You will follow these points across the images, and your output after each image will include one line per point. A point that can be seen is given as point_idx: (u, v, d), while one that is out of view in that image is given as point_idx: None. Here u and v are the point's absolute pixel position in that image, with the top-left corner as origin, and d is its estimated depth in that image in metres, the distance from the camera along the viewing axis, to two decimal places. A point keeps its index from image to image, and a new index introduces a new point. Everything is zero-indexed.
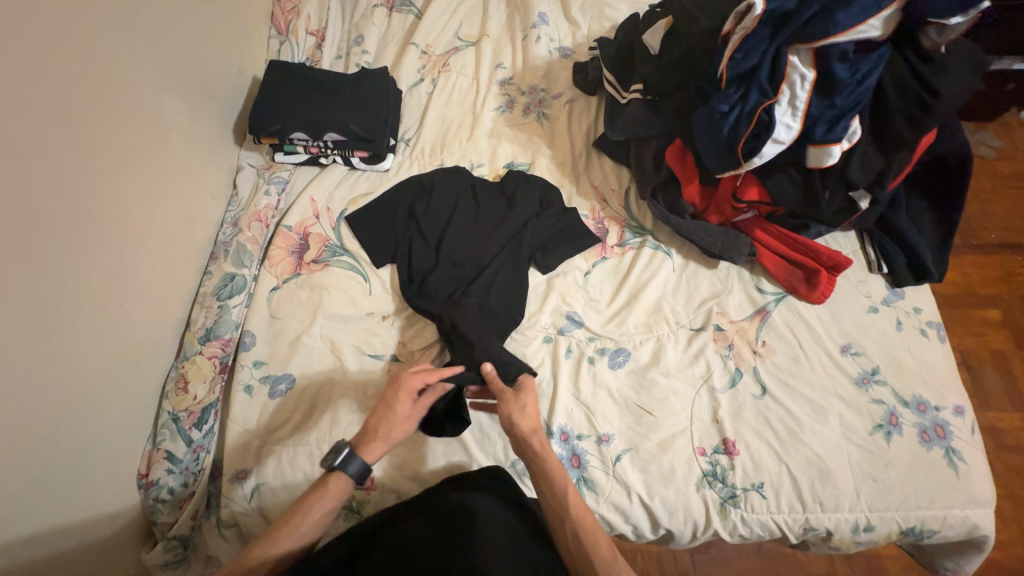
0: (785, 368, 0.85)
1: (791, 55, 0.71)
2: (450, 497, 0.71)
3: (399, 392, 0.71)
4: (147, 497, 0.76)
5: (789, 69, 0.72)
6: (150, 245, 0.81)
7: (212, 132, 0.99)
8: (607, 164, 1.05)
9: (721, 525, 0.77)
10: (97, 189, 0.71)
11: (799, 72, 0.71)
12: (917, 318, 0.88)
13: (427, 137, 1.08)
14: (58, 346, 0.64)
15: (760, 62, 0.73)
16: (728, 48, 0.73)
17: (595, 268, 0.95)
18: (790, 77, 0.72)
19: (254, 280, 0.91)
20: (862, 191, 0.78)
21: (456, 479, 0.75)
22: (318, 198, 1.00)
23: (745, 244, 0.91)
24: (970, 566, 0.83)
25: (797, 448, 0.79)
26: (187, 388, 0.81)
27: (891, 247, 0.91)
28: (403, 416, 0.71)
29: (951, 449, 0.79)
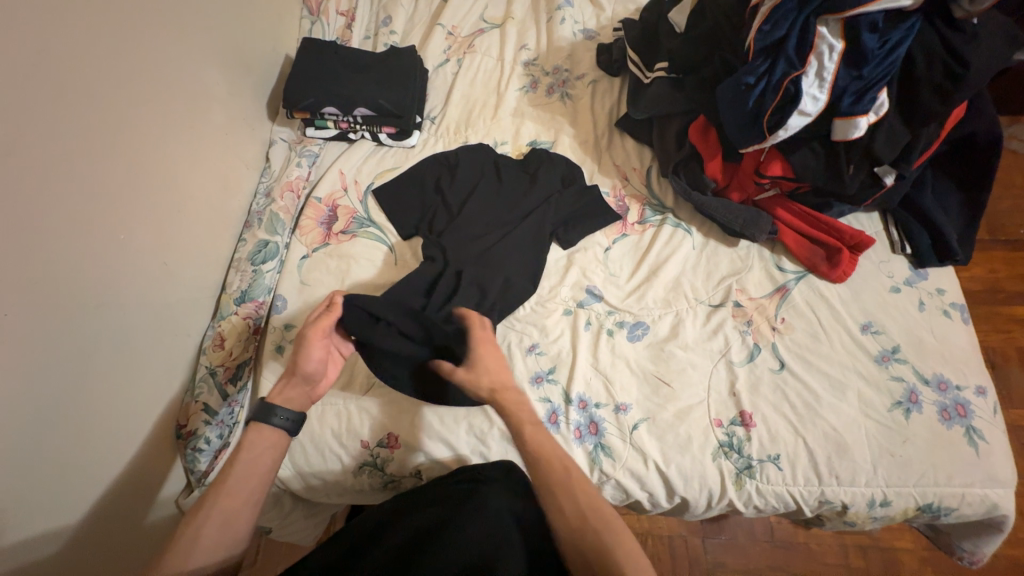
0: (804, 344, 0.85)
1: (820, 26, 0.73)
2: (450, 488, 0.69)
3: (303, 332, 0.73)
4: (186, 447, 0.80)
5: (818, 40, 0.73)
6: (190, 208, 0.85)
7: (248, 105, 1.03)
8: (629, 144, 1.06)
9: (736, 495, 0.78)
10: (142, 150, 0.75)
11: (828, 42, 0.73)
12: (941, 300, 0.88)
13: (452, 116, 1.11)
14: (107, 293, 0.68)
15: (789, 33, 0.75)
16: (757, 20, 0.76)
17: (615, 245, 0.97)
18: (819, 48, 0.73)
19: (285, 248, 0.95)
20: (887, 166, 0.80)
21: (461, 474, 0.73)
22: (347, 171, 1.04)
23: (767, 222, 0.91)
24: (988, 548, 0.83)
25: (815, 422, 0.80)
26: (224, 344, 0.84)
27: (915, 227, 0.91)
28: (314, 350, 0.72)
29: (971, 427, 0.79)
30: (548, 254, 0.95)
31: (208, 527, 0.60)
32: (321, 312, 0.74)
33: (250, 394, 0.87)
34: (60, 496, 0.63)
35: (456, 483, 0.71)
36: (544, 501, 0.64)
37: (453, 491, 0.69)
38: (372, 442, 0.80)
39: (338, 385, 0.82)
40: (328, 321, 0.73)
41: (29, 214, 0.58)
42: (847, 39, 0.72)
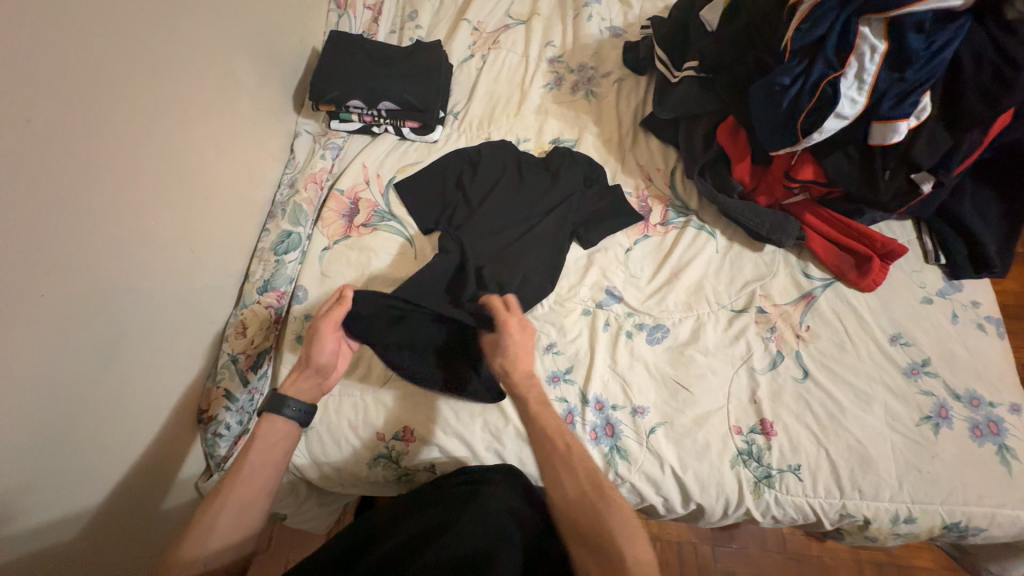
0: (830, 354, 0.83)
1: (862, 26, 0.71)
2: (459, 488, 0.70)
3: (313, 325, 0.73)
4: (206, 432, 0.81)
5: (858, 41, 0.71)
6: (216, 198, 0.87)
7: (275, 97, 1.04)
8: (654, 144, 1.04)
9: (754, 504, 0.77)
10: (172, 138, 0.76)
11: (869, 42, 0.71)
12: (975, 313, 0.85)
13: (476, 111, 1.10)
14: (136, 278, 0.70)
15: (828, 33, 0.72)
16: (795, 18, 0.74)
17: (636, 246, 0.95)
18: (860, 48, 0.71)
19: (307, 239, 0.96)
20: (925, 173, 0.78)
21: (468, 475, 0.73)
22: (369, 164, 1.04)
23: (794, 227, 0.89)
24: (1017, 571, 0.80)
25: (838, 433, 0.78)
26: (245, 332, 0.85)
27: (949, 237, 0.89)
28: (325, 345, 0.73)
29: (1004, 446, 0.76)
30: (568, 254, 0.94)
31: (224, 514, 0.63)
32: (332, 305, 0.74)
33: (269, 382, 0.88)
34: (86, 473, 0.65)
35: (458, 484, 0.71)
36: (562, 474, 0.66)
37: (457, 491, 0.69)
38: (387, 435, 0.80)
39: (355, 377, 0.83)
40: (338, 314, 0.73)
41: (66, 198, 0.59)
42: (891, 39, 0.70)
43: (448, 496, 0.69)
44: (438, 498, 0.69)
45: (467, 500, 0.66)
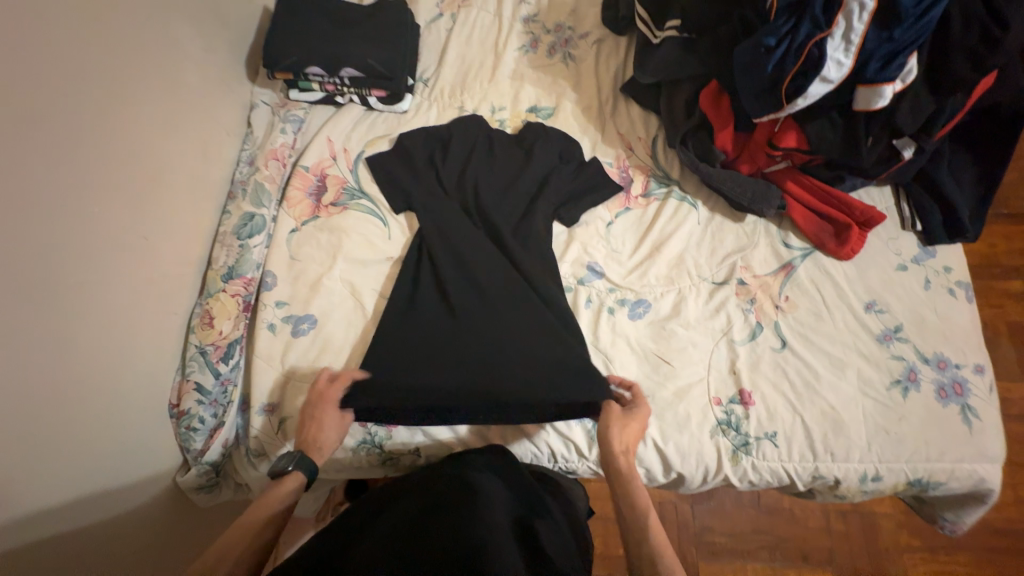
0: (807, 323, 0.84)
1: None
2: (448, 477, 0.69)
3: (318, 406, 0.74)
4: (179, 427, 0.77)
5: None
6: (168, 179, 0.80)
7: (225, 64, 0.95)
8: (634, 111, 1.00)
9: (731, 471, 0.79)
10: (109, 113, 0.69)
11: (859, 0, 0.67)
12: (947, 278, 0.86)
13: (447, 78, 1.03)
14: (87, 270, 0.65)
15: None
16: None
17: (618, 219, 0.93)
18: (848, 6, 0.68)
19: (273, 221, 0.90)
20: (907, 138, 0.78)
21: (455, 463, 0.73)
22: (335, 138, 0.97)
23: (775, 196, 0.88)
24: (970, 518, 0.86)
25: (813, 400, 0.80)
26: (213, 323, 0.81)
27: (926, 203, 0.89)
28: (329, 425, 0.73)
29: (967, 406, 0.79)
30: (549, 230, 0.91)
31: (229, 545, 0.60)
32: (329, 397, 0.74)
33: (244, 372, 0.82)
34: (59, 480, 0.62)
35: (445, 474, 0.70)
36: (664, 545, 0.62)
37: (451, 481, 0.68)
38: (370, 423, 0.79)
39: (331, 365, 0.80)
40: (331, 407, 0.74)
41: None
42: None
43: (438, 487, 0.67)
44: (426, 487, 0.68)
45: (468, 490, 0.65)
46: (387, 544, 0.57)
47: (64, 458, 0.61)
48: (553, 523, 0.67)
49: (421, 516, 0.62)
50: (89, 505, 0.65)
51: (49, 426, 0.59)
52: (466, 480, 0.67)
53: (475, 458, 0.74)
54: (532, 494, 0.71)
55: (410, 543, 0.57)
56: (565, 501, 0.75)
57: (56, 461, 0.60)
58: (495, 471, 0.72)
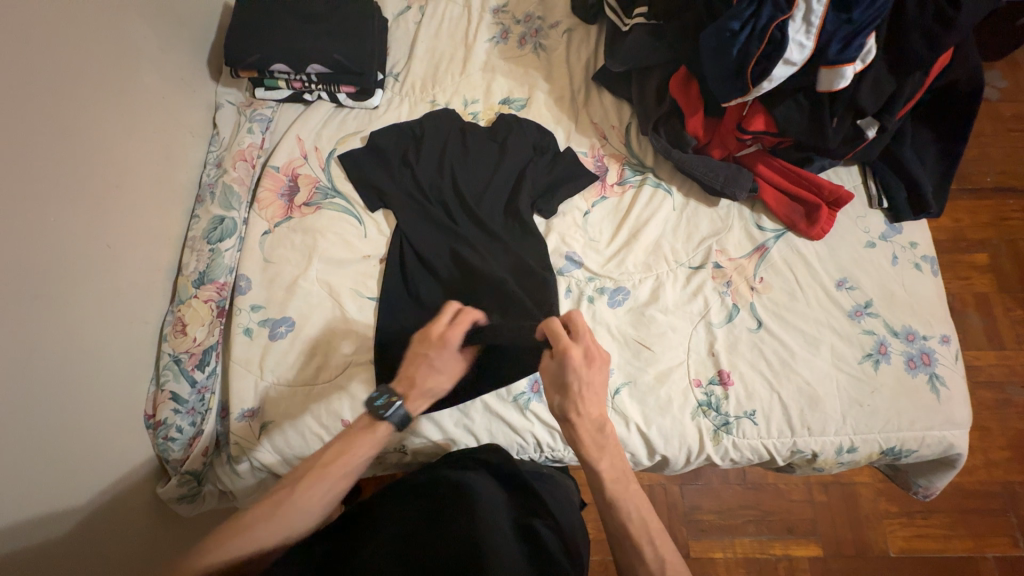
0: (781, 303, 0.86)
1: None
2: (450, 473, 0.69)
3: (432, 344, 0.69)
4: (156, 437, 0.76)
5: None
6: (132, 184, 0.77)
7: (186, 64, 0.92)
8: (607, 99, 1.00)
9: (714, 450, 0.81)
10: (60, 117, 0.66)
11: None
12: (913, 253, 0.89)
13: (418, 72, 1.02)
14: (47, 282, 0.62)
15: None
16: None
17: (595, 208, 0.93)
18: None
19: (244, 223, 0.88)
20: (870, 118, 0.79)
21: (455, 460, 0.73)
22: (305, 137, 0.95)
23: (747, 179, 0.89)
24: (941, 482, 0.89)
25: (789, 377, 0.82)
26: (186, 330, 0.79)
27: (892, 180, 0.91)
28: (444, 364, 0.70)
29: (934, 375, 0.82)
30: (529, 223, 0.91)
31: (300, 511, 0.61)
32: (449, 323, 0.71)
33: (222, 379, 0.80)
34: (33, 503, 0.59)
35: (445, 470, 0.70)
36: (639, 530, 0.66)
37: (446, 477, 0.68)
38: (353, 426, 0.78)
39: (311, 368, 0.79)
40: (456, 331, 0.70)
41: None
42: None
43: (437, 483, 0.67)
44: (418, 486, 0.67)
45: (463, 488, 0.65)
46: (391, 550, 0.57)
47: (35, 475, 0.59)
48: (548, 515, 0.68)
49: (416, 519, 0.61)
50: (66, 521, 0.63)
51: (16, 444, 0.57)
52: (460, 478, 0.67)
53: (465, 454, 0.75)
54: (522, 488, 0.72)
55: (410, 552, 0.57)
56: (556, 488, 0.77)
57: (26, 480, 0.58)
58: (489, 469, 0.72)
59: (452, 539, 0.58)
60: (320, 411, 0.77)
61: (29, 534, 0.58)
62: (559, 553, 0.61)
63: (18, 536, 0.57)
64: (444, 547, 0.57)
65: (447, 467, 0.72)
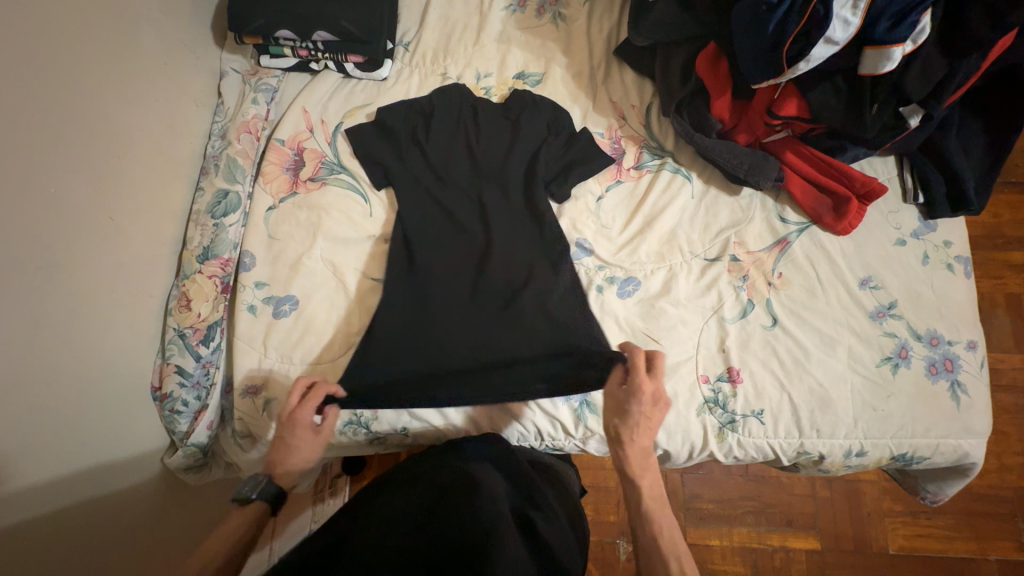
0: (799, 300, 0.83)
1: None
2: (450, 462, 0.70)
3: (296, 429, 0.69)
4: (163, 409, 0.76)
5: None
6: (133, 154, 0.75)
7: (188, 28, 0.88)
8: (628, 76, 0.94)
9: (717, 447, 0.79)
10: (58, 83, 0.64)
11: None
12: (946, 253, 0.84)
13: (429, 41, 0.97)
14: (48, 254, 0.61)
15: None
16: None
17: (609, 193, 0.89)
18: None
19: (248, 198, 0.86)
20: (915, 105, 0.72)
21: (444, 449, 0.75)
22: (311, 109, 0.92)
23: (772, 168, 0.84)
24: (951, 490, 0.86)
25: (802, 377, 0.80)
26: (190, 306, 0.78)
27: (931, 173, 0.84)
28: (311, 443, 0.70)
29: (956, 381, 0.79)
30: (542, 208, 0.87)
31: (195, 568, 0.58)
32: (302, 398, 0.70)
33: (226, 355, 0.80)
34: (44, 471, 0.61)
35: (444, 460, 0.71)
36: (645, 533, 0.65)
37: (449, 468, 0.68)
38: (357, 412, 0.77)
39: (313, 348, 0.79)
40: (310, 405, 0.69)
41: None
42: None
43: (438, 473, 0.68)
44: (422, 475, 0.68)
45: (467, 479, 0.65)
46: (403, 534, 0.57)
47: (44, 442, 0.60)
48: (549, 508, 0.68)
49: (419, 507, 0.62)
50: (77, 484, 0.65)
51: (24, 412, 0.58)
52: (463, 469, 0.67)
53: (471, 443, 0.75)
54: (524, 480, 0.71)
55: (410, 537, 0.57)
56: (558, 480, 0.77)
57: (33, 448, 0.59)
58: (492, 459, 0.72)
59: (460, 525, 0.57)
60: None
61: (43, 493, 0.60)
62: (558, 551, 0.60)
63: (33, 494, 0.59)
64: (451, 533, 0.56)
65: (446, 454, 0.73)
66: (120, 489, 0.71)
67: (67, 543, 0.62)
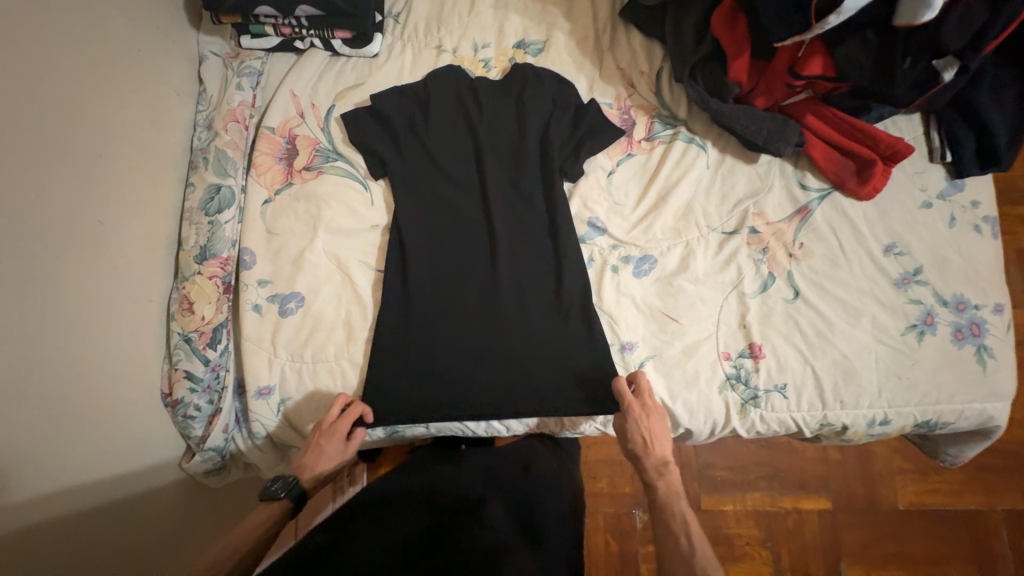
0: (821, 270, 0.80)
1: None
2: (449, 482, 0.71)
3: (330, 438, 0.71)
4: (176, 415, 0.74)
5: None
6: (113, 151, 0.70)
7: (158, 11, 0.82)
8: (636, 39, 0.88)
9: (740, 423, 0.78)
10: (23, 79, 0.59)
11: None
12: (973, 213, 0.80)
13: (420, 11, 0.90)
14: (34, 266, 0.58)
15: None
16: None
17: (620, 167, 0.85)
18: None
19: (242, 192, 0.81)
20: (950, 59, 0.67)
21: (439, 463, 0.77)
22: (300, 92, 0.86)
23: (794, 132, 0.79)
24: (971, 452, 0.86)
25: (825, 350, 0.78)
26: (193, 309, 0.75)
27: (960, 129, 0.80)
28: (332, 458, 0.71)
29: (982, 346, 0.77)
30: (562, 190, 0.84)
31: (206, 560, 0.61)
32: (338, 415, 0.72)
33: (235, 356, 0.78)
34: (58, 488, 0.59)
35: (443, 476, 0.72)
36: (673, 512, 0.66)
37: (450, 495, 0.68)
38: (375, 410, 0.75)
39: (326, 343, 0.78)
40: (345, 422, 0.71)
41: None
42: None
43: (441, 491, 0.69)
44: (423, 493, 0.68)
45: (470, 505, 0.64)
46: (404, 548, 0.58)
47: (54, 461, 0.59)
48: (550, 517, 0.66)
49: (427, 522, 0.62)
50: (92, 489, 0.64)
51: (30, 432, 0.56)
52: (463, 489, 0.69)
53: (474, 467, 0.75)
54: (528, 496, 0.70)
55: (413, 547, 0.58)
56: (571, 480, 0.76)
57: (42, 466, 0.57)
58: (493, 474, 0.74)
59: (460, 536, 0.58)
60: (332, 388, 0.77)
61: (56, 500, 0.59)
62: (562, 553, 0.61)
63: (45, 501, 0.58)
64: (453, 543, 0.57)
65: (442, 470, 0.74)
66: (140, 494, 0.70)
67: (84, 547, 0.61)
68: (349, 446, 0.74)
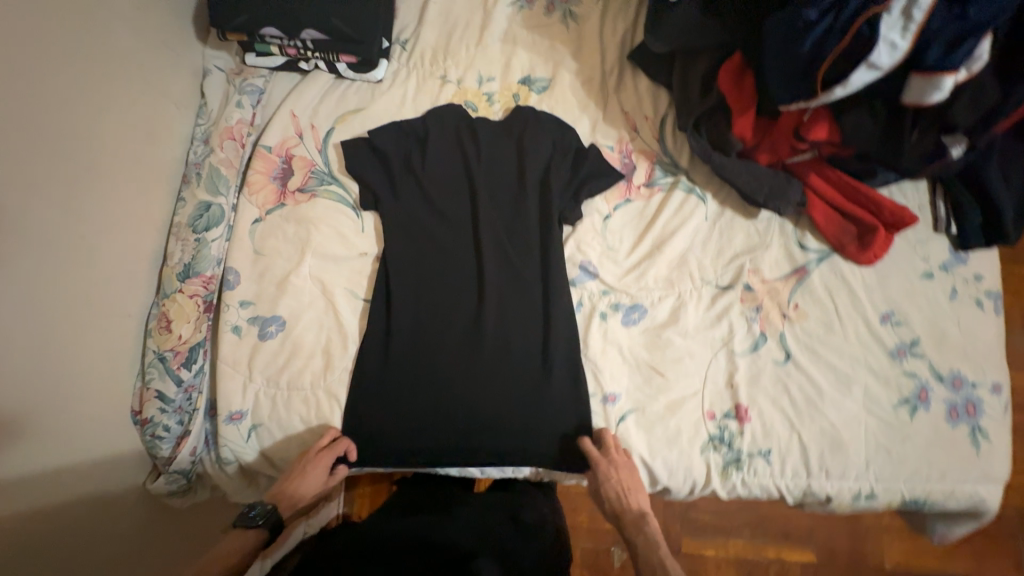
0: (814, 334, 0.78)
1: None
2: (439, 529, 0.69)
3: (310, 468, 0.70)
4: (144, 434, 0.73)
5: None
6: (105, 164, 0.70)
7: (165, 24, 0.82)
8: (642, 84, 0.87)
9: (720, 486, 0.76)
10: (17, 93, 0.58)
11: None
12: (976, 288, 0.78)
13: (428, 39, 0.89)
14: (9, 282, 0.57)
15: None
16: None
17: (617, 212, 0.84)
18: None
19: (232, 210, 0.81)
20: (959, 134, 0.65)
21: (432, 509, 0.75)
22: (300, 113, 0.85)
23: (795, 192, 0.78)
24: (961, 531, 0.83)
25: (814, 418, 0.75)
26: (170, 327, 0.74)
27: (967, 202, 0.78)
28: (312, 488, 0.70)
29: (977, 427, 0.75)
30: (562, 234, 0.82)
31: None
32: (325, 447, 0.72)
33: (209, 377, 0.77)
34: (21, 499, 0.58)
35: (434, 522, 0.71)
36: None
37: (442, 546, 0.66)
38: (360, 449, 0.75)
39: (303, 370, 0.76)
40: (330, 454, 0.71)
41: None
42: None
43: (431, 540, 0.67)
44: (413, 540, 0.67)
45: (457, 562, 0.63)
46: None
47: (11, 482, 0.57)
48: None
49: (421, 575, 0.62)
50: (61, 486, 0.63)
51: None
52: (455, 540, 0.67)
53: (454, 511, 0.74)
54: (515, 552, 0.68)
55: None
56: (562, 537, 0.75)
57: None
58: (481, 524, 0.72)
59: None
60: (305, 418, 0.75)
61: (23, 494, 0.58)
62: None
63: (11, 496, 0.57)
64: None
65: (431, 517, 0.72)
66: (106, 496, 0.70)
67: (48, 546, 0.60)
68: (331, 477, 0.73)
